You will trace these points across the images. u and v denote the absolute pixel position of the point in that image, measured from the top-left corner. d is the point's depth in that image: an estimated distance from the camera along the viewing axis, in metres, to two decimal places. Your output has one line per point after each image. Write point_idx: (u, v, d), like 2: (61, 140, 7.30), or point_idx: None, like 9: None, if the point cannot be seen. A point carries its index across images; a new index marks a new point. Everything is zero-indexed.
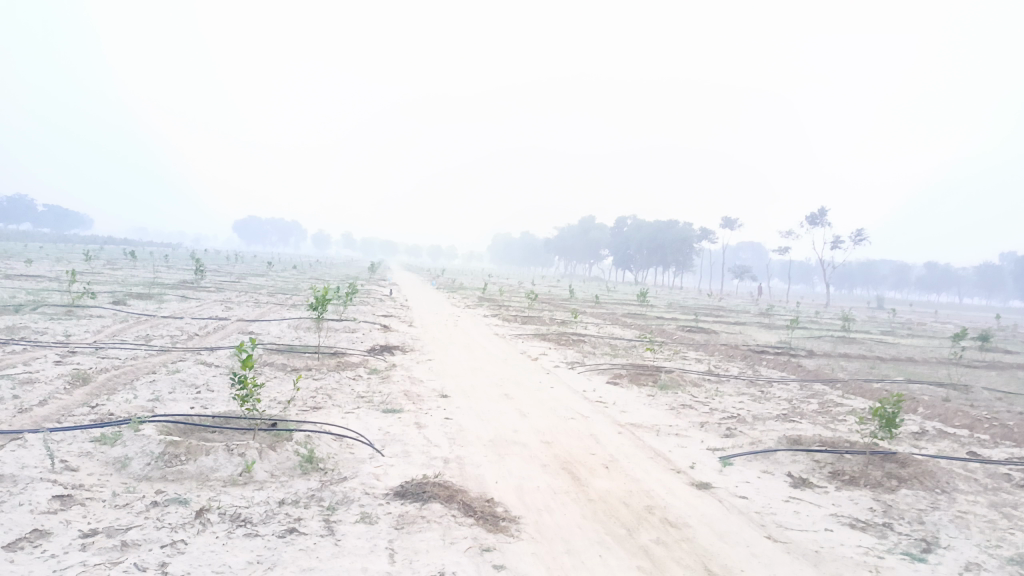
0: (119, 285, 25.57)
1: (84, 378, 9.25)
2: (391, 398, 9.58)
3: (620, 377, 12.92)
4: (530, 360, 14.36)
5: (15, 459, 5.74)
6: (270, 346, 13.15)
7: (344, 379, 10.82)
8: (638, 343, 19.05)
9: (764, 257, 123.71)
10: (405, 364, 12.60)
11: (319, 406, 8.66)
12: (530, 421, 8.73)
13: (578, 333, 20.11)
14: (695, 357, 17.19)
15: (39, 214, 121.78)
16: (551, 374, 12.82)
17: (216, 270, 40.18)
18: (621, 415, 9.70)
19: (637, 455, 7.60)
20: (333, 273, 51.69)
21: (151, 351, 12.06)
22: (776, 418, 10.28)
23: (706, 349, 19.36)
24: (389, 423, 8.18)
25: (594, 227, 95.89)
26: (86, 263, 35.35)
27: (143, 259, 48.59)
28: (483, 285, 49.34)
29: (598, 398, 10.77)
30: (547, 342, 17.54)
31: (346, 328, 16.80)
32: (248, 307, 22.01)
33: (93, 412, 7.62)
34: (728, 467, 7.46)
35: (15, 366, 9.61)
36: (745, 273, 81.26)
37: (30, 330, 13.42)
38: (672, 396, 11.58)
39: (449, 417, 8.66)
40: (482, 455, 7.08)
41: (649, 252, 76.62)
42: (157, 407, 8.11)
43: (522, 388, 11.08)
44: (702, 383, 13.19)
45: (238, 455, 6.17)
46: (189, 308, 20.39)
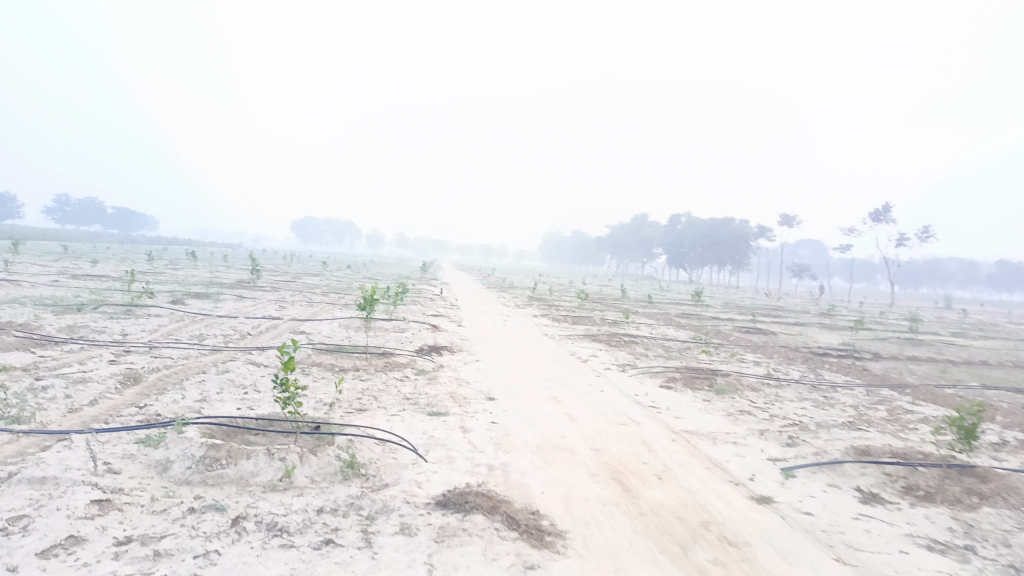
0: (178, 285, 26.23)
1: (135, 377, 9.34)
2: (437, 401, 9.39)
3: (674, 379, 12.49)
4: (581, 361, 14.03)
5: (59, 462, 5.72)
6: (320, 346, 13.16)
7: (391, 379, 10.70)
8: (692, 344, 18.50)
9: (824, 255, 120.16)
10: (454, 365, 12.43)
11: (364, 408, 8.53)
12: (579, 426, 8.42)
13: (631, 334, 19.66)
14: (752, 360, 16.58)
15: (109, 216, 126.79)
16: (602, 376, 12.47)
17: (273, 270, 40.93)
18: (675, 421, 9.30)
19: (693, 465, 7.21)
20: (386, 272, 52.21)
21: (204, 350, 12.19)
22: (841, 426, 9.72)
23: (764, 351, 18.69)
24: (434, 427, 7.98)
25: (647, 225, 94.64)
26: (150, 263, 36.51)
27: (204, 259, 49.98)
28: (534, 284, 49.14)
29: (650, 402, 10.39)
30: (598, 343, 17.17)
31: (395, 328, 16.75)
32: (301, 306, 22.26)
33: (141, 412, 7.64)
34: (790, 480, 7.00)
35: (71, 366, 9.78)
36: (804, 272, 78.96)
37: (90, 329, 13.76)
38: (729, 400, 11.10)
39: (495, 421, 8.42)
40: (529, 463, 6.80)
41: (704, 250, 75.16)
42: (204, 408, 8.10)
43: (572, 390, 10.78)
44: (761, 388, 12.64)
45: (279, 459, 6.04)
46: (244, 307, 20.71)
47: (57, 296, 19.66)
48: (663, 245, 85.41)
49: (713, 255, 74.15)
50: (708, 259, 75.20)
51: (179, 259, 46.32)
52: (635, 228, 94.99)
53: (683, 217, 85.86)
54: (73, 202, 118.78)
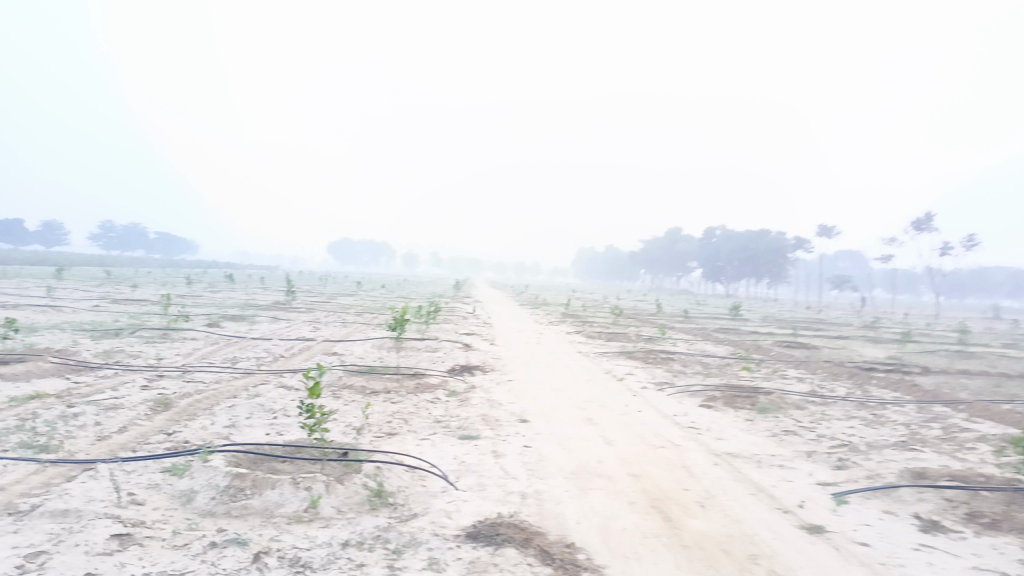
0: (215, 308, 26.54)
1: (166, 403, 9.29)
2: (469, 423, 9.16)
3: (714, 398, 12.07)
4: (617, 380, 13.67)
5: (82, 493, 5.61)
6: (351, 368, 13.04)
7: (422, 401, 10.50)
8: (731, 361, 17.98)
9: (865, 266, 117.56)
10: (486, 385, 12.18)
11: (394, 433, 8.34)
12: (616, 449, 8.09)
13: (668, 351, 19.23)
14: (795, 376, 16.02)
15: (151, 241, 129.94)
16: (638, 395, 12.11)
17: (308, 291, 41.38)
18: (716, 443, 8.92)
19: (737, 492, 6.83)
20: (420, 291, 52.45)
21: (236, 373, 12.16)
22: (894, 446, 9.23)
23: (807, 366, 18.08)
24: (465, 451, 7.75)
25: (682, 239, 93.69)
26: (188, 287, 37.13)
27: (241, 281, 50.80)
28: (568, 301, 48.80)
29: (690, 423, 10.00)
30: (634, 361, 16.78)
31: (427, 348, 16.58)
32: (334, 327, 22.27)
33: (170, 439, 7.54)
34: (842, 508, 6.59)
35: (104, 392, 9.79)
36: (845, 284, 77.26)
37: (126, 354, 13.85)
38: (773, 420, 10.65)
39: (529, 445, 8.14)
40: (564, 490, 6.51)
41: (740, 264, 73.99)
42: (233, 434, 7.98)
43: (608, 411, 10.45)
44: (805, 406, 12.15)
45: (304, 489, 5.84)
46: (278, 329, 20.77)
47: (97, 321, 19.95)
48: (698, 258, 84.41)
49: (750, 267, 72.95)
50: (744, 271, 73.98)
51: (217, 282, 47.02)
52: (670, 242, 94.06)
53: (718, 230, 84.80)
54: (118, 227, 122.06)
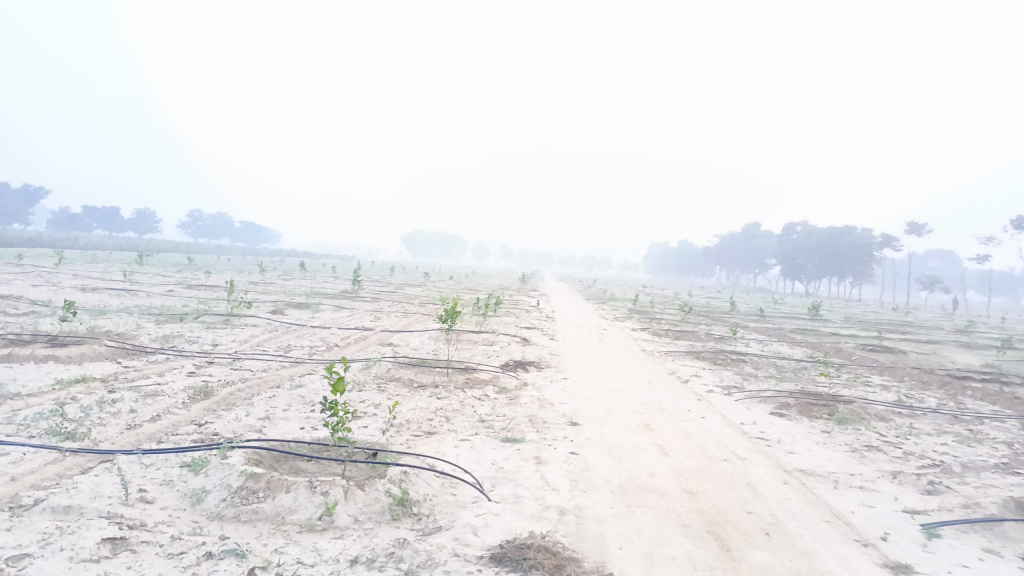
0: (282, 295, 26.86)
1: (206, 391, 9.06)
2: (515, 425, 8.57)
3: (786, 406, 11.07)
4: (679, 382, 12.81)
5: (91, 489, 5.31)
6: (402, 360, 12.66)
7: (468, 398, 9.96)
8: (808, 364, 16.76)
9: (957, 267, 111.05)
10: (540, 383, 11.57)
11: (433, 433, 7.83)
12: (671, 461, 7.34)
13: (739, 351, 18.14)
14: (879, 383, 14.75)
15: (236, 230, 134.96)
16: (703, 400, 11.23)
17: (377, 281, 41.76)
18: (787, 457, 8.05)
19: (809, 518, 5.99)
20: (487, 283, 52.30)
21: (285, 362, 11.92)
22: (995, 469, 8.12)
23: (892, 373, 16.66)
24: (506, 456, 7.16)
25: (760, 234, 90.51)
26: (262, 274, 38.01)
27: (314, 269, 51.80)
28: (638, 297, 47.61)
29: (758, 433, 9.11)
30: (701, 362, 15.83)
31: (484, 341, 16.08)
32: (395, 317, 22.05)
33: (199, 431, 7.23)
34: (934, 543, 5.66)
35: (148, 378, 9.69)
36: (936, 285, 72.75)
37: (183, 338, 13.90)
38: (852, 433, 9.63)
39: (575, 452, 7.48)
40: (608, 507, 5.83)
41: (823, 262, 70.79)
42: (265, 427, 7.62)
43: (667, 417, 9.66)
44: (889, 417, 11.04)
45: (320, 494, 5.35)
46: (339, 318, 20.68)
47: (165, 306, 20.32)
48: (777, 256, 81.22)
49: (833, 266, 69.77)
50: (827, 270, 70.78)
51: (291, 271, 48.01)
52: (747, 238, 90.97)
53: (799, 225, 81.47)
54: (205, 216, 127.14)
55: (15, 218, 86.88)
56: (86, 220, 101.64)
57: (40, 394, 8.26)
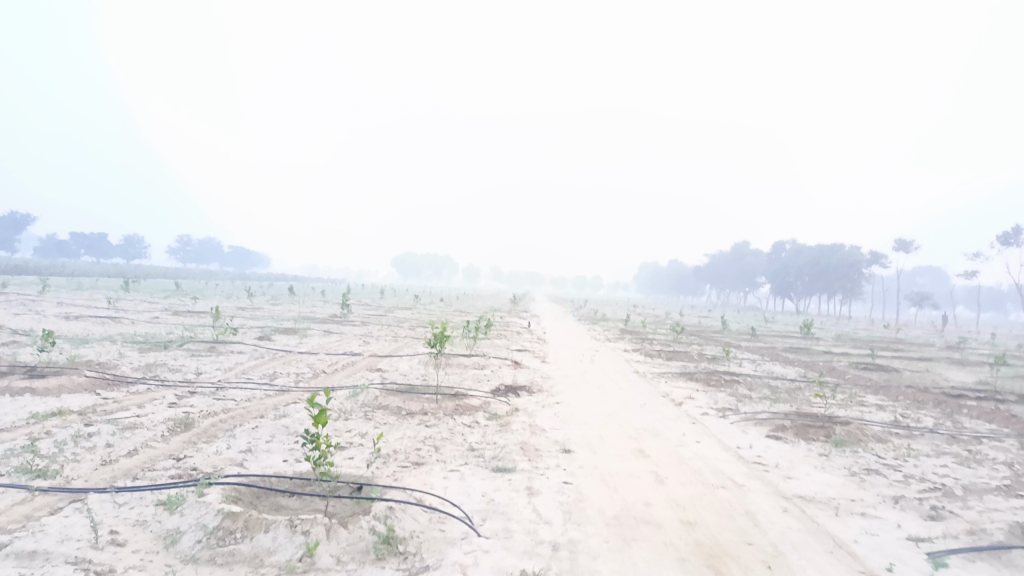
0: (270, 321, 26.52)
1: (187, 423, 8.78)
2: (506, 453, 8.34)
3: (783, 428, 10.88)
4: (673, 405, 12.61)
5: (59, 532, 5.03)
6: (390, 386, 12.41)
7: (458, 426, 9.73)
8: (802, 385, 16.60)
9: (945, 283, 111.79)
10: (531, 409, 11.33)
11: (421, 464, 7.59)
12: (667, 490, 7.12)
13: (732, 372, 17.96)
14: (874, 403, 14.59)
15: (225, 255, 134.35)
16: (697, 423, 11.03)
17: (366, 304, 41.43)
18: (785, 483, 7.85)
19: (811, 548, 5.78)
20: (477, 306, 52.07)
21: (271, 391, 11.64)
22: (997, 492, 7.94)
23: (887, 392, 16.52)
24: (496, 487, 6.93)
25: (750, 253, 90.84)
26: (250, 298, 37.65)
27: (303, 294, 51.40)
28: (629, 317, 47.45)
29: (755, 458, 8.91)
30: (694, 383, 15.64)
31: (474, 365, 15.84)
32: (384, 341, 21.76)
33: (177, 466, 6.96)
34: (941, 573, 5.46)
35: (128, 410, 9.39)
36: (925, 302, 73.02)
37: (166, 367, 13.59)
38: (850, 456, 9.43)
39: (568, 482, 7.26)
40: (603, 541, 5.60)
41: (812, 280, 71.00)
42: (247, 460, 7.37)
43: (661, 442, 9.44)
44: (886, 438, 10.87)
45: (301, 533, 5.09)
46: (327, 343, 20.39)
47: (150, 333, 19.98)
48: (766, 274, 81.43)
49: (823, 284, 69.97)
50: (816, 288, 70.97)
51: (279, 296, 47.63)
52: (736, 257, 91.27)
53: (788, 244, 81.83)
54: (194, 242, 126.54)
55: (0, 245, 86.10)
56: (74, 247, 100.90)
57: (13, 428, 7.96)
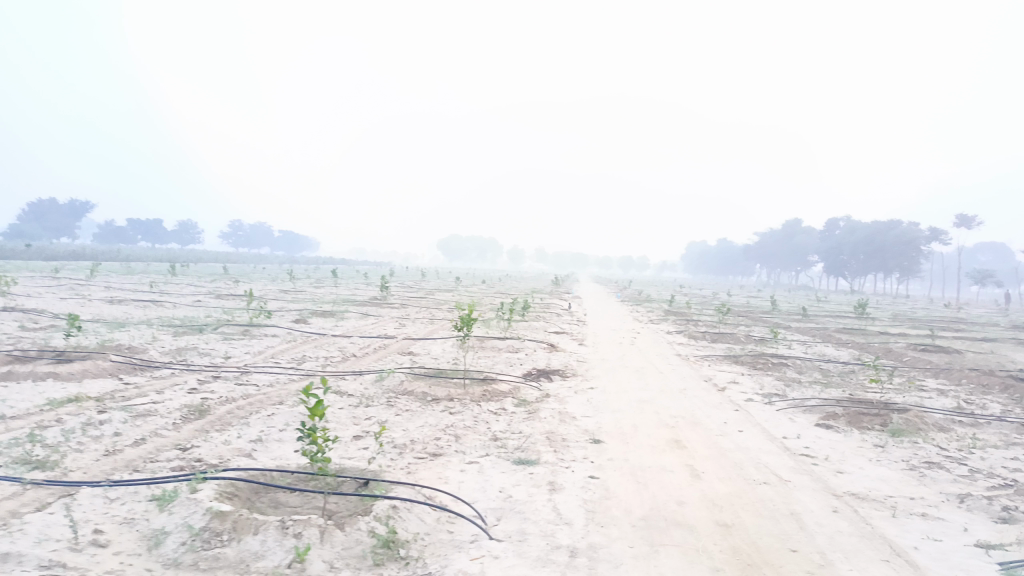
0: (309, 303, 26.53)
1: (202, 410, 8.50)
2: (531, 443, 7.82)
3: (834, 416, 10.12)
4: (715, 390, 11.89)
5: (38, 532, 4.71)
6: (418, 371, 12.00)
7: (483, 413, 9.22)
8: (856, 369, 15.65)
9: (1009, 260, 106.94)
10: (563, 395, 10.77)
11: (438, 455, 7.13)
12: (703, 486, 6.51)
13: (781, 354, 17.08)
14: (935, 388, 13.61)
15: (274, 238, 136.91)
16: (740, 410, 10.33)
17: (407, 286, 41.31)
18: (835, 478, 7.15)
19: (864, 557, 5.12)
20: (519, 287, 51.60)
21: (295, 375, 11.31)
22: None
23: (949, 376, 15.48)
24: (515, 482, 6.42)
25: (801, 230, 88.07)
26: (294, 283, 37.89)
27: (346, 277, 51.54)
28: (675, 298, 46.36)
29: (803, 449, 8.21)
30: (740, 367, 14.85)
31: (509, 348, 15.35)
32: (421, 324, 21.41)
33: (181, 457, 6.62)
34: None
35: (146, 396, 9.17)
36: (989, 280, 69.78)
37: (195, 351, 13.43)
38: (909, 447, 8.65)
39: (595, 476, 6.71)
40: (627, 547, 5.04)
41: (867, 258, 68.42)
42: (255, 450, 7.00)
43: (700, 431, 8.80)
44: (949, 427, 10.01)
45: (292, 536, 4.67)
46: (363, 326, 20.15)
47: (187, 316, 20.03)
48: (819, 252, 78.81)
49: (877, 262, 67.39)
50: (871, 266, 68.40)
51: (322, 278, 47.91)
52: (787, 235, 88.71)
53: (842, 221, 79.07)
54: (245, 226, 128.97)
55: (62, 232, 89.06)
56: (131, 233, 103.74)
57: (25, 416, 7.77)
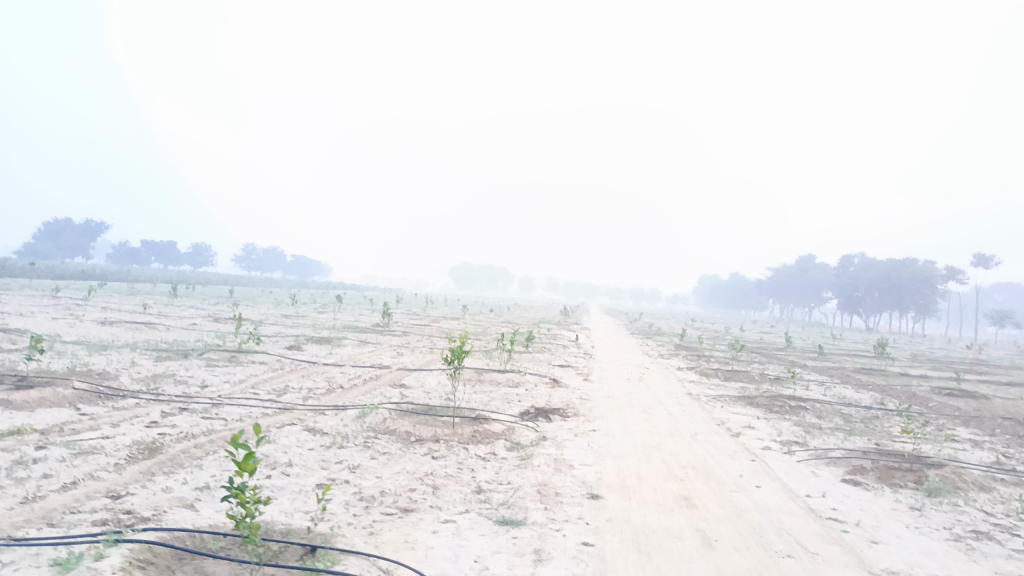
0: (308, 329, 25.68)
1: (153, 448, 7.60)
2: (520, 498, 6.87)
3: (862, 471, 9.09)
4: (729, 436, 10.89)
5: None
6: (406, 406, 11.06)
7: (469, 459, 8.27)
8: (879, 413, 14.59)
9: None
10: (561, 438, 9.81)
11: (410, 512, 6.19)
12: (715, 560, 5.52)
13: (799, 396, 15.99)
14: (969, 438, 12.49)
15: (288, 263, 137.29)
16: (757, 461, 9.30)
17: (410, 314, 40.49)
18: (870, 550, 6.13)
19: None
20: (527, 317, 50.57)
21: (271, 408, 10.40)
22: None
23: (980, 424, 14.39)
24: (495, 550, 5.45)
25: (815, 266, 86.83)
26: (298, 308, 37.13)
27: (353, 303, 50.78)
28: (686, 332, 45.18)
29: (830, 512, 7.20)
30: (755, 410, 13.80)
31: (508, 383, 14.39)
32: (419, 354, 20.46)
33: (109, 507, 5.71)
34: None
35: (97, 430, 8.30)
36: (1008, 320, 68.06)
37: (171, 379, 12.57)
38: (950, 511, 7.62)
39: (589, 543, 5.74)
40: None
41: (882, 296, 67.04)
42: (199, 500, 6.09)
43: (712, 486, 7.80)
44: (991, 486, 8.96)
45: None
46: (357, 355, 19.26)
47: (176, 340, 19.23)
48: (833, 288, 77.45)
49: (893, 300, 65.95)
50: (886, 303, 66.99)
51: (328, 303, 47.18)
52: (801, 270, 87.53)
53: (857, 258, 77.83)
54: (257, 249, 129.36)
55: (75, 253, 89.35)
56: (144, 254, 103.99)
57: None
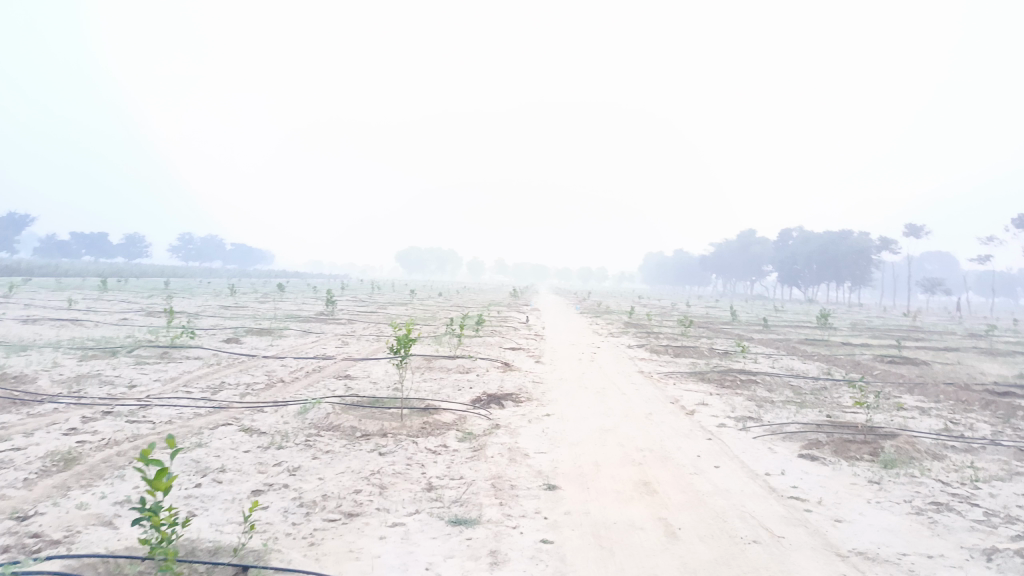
0: (247, 320, 24.70)
1: (70, 459, 6.94)
2: (474, 494, 6.47)
3: (818, 445, 8.99)
4: (684, 414, 10.71)
5: None
6: (352, 399, 10.52)
7: (419, 453, 7.83)
8: (828, 384, 14.69)
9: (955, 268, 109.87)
10: (515, 425, 9.45)
11: (355, 517, 5.72)
12: (681, 552, 5.23)
13: (749, 370, 16.00)
14: (916, 406, 12.62)
15: (228, 252, 133.45)
16: (714, 440, 9.12)
17: (356, 300, 39.55)
18: (835, 532, 5.94)
19: None
20: (477, 300, 50.14)
21: (205, 407, 9.75)
22: None
23: (924, 390, 14.62)
24: (447, 555, 5.04)
25: (756, 241, 88.60)
26: (239, 299, 35.83)
27: (297, 291, 49.41)
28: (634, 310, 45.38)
29: (792, 491, 7.02)
30: (707, 386, 13.70)
31: (458, 369, 13.94)
32: (365, 342, 19.80)
33: (12, 531, 5.10)
34: None
35: (7, 441, 7.56)
36: (940, 287, 70.65)
37: (95, 380, 11.72)
38: (908, 483, 7.55)
39: (548, 541, 5.39)
40: None
41: (821, 268, 68.80)
42: (118, 516, 5.51)
43: (672, 470, 7.53)
44: (943, 454, 8.97)
45: None
46: (300, 345, 18.52)
47: (105, 337, 18.15)
48: (774, 262, 79.24)
49: (831, 271, 67.75)
50: (825, 275, 68.78)
51: (271, 293, 45.81)
52: (743, 245, 89.25)
53: (796, 232, 79.72)
54: (195, 239, 125.28)
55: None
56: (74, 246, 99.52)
57: None
